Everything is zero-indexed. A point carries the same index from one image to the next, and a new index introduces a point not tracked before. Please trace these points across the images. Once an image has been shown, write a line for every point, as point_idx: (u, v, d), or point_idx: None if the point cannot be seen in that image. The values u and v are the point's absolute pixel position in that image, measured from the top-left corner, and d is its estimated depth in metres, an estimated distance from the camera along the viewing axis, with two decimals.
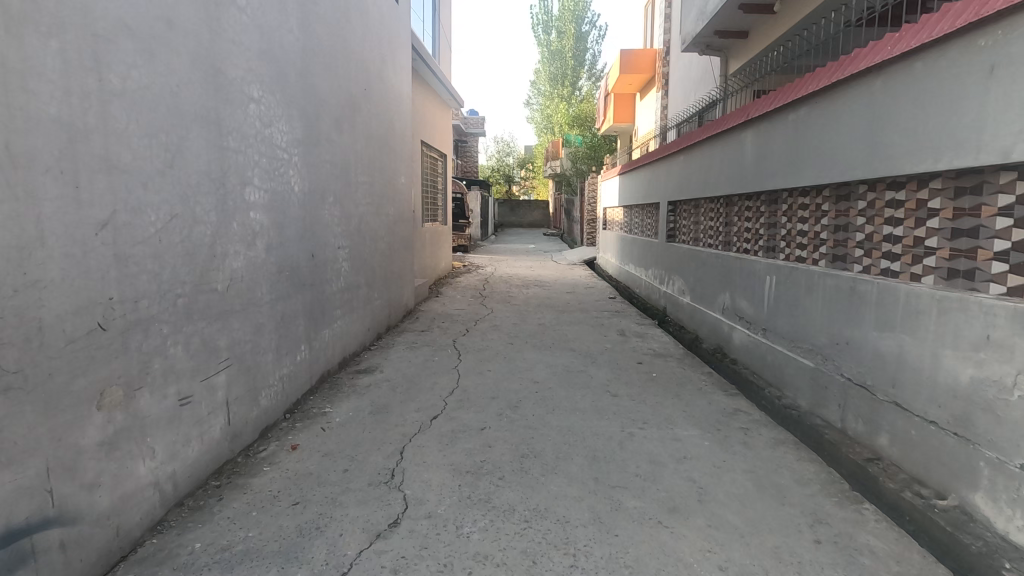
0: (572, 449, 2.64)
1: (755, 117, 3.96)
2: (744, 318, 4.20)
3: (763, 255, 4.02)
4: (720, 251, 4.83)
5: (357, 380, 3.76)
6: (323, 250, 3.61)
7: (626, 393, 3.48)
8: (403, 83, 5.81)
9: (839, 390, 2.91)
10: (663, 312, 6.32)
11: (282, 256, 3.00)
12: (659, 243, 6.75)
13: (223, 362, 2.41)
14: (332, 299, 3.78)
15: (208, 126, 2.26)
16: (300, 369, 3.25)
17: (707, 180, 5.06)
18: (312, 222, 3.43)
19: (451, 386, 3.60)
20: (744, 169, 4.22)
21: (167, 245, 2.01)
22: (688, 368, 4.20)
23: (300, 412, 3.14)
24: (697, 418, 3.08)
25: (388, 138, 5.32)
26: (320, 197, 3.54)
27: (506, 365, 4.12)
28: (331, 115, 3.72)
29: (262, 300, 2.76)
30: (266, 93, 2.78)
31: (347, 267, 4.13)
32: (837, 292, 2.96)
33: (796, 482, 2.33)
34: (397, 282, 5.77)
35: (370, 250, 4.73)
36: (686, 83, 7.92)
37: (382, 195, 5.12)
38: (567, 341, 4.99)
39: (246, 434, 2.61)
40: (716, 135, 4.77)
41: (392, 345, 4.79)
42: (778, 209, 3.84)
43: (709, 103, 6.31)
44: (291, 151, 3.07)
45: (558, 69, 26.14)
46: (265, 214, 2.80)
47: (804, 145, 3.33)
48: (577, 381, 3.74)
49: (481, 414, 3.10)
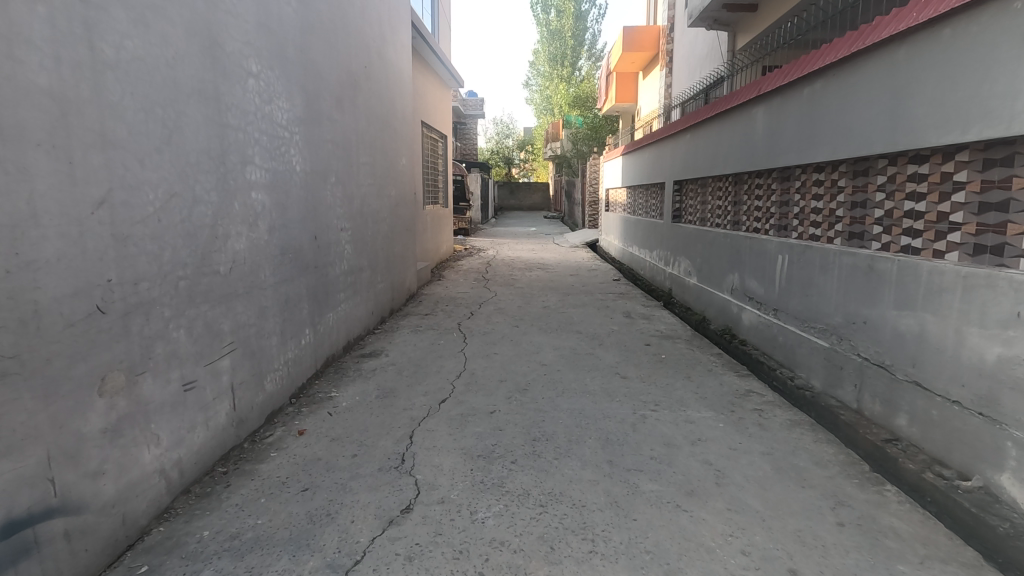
0: (584, 431, 2.59)
1: (766, 91, 3.85)
2: (754, 299, 4.14)
3: (775, 234, 3.94)
4: (729, 231, 4.74)
5: (362, 364, 3.70)
6: (325, 232, 3.53)
7: (636, 375, 3.43)
8: (404, 61, 5.68)
9: (855, 370, 2.86)
10: (668, 293, 6.27)
11: (285, 238, 2.92)
12: (664, 224, 6.67)
13: (228, 346, 2.35)
14: (335, 282, 3.72)
15: (207, 102, 2.17)
16: (305, 354, 3.20)
17: (715, 158, 4.96)
18: (315, 204, 3.35)
19: (458, 370, 3.55)
20: (755, 146, 4.13)
21: (166, 226, 1.94)
22: (697, 349, 4.15)
23: (306, 396, 3.09)
24: (709, 399, 3.03)
25: (389, 118, 5.20)
26: (321, 177, 3.45)
27: (513, 348, 4.07)
28: (331, 93, 3.62)
29: (266, 282, 2.69)
30: (266, 68, 2.68)
31: (350, 249, 4.05)
32: (854, 271, 2.89)
33: (815, 464, 2.29)
34: (400, 265, 5.69)
35: (373, 232, 4.65)
36: (691, 61, 7.78)
37: (384, 177, 5.02)
38: (574, 323, 4.93)
39: (252, 419, 2.56)
40: (724, 112, 4.66)
41: (397, 329, 4.73)
42: (791, 186, 3.75)
43: (716, 80, 6.18)
44: (292, 129, 2.98)
45: (557, 49, 25.75)
46: (268, 195, 2.72)
47: (818, 119, 3.23)
48: (585, 363, 3.69)
49: (489, 397, 3.05)
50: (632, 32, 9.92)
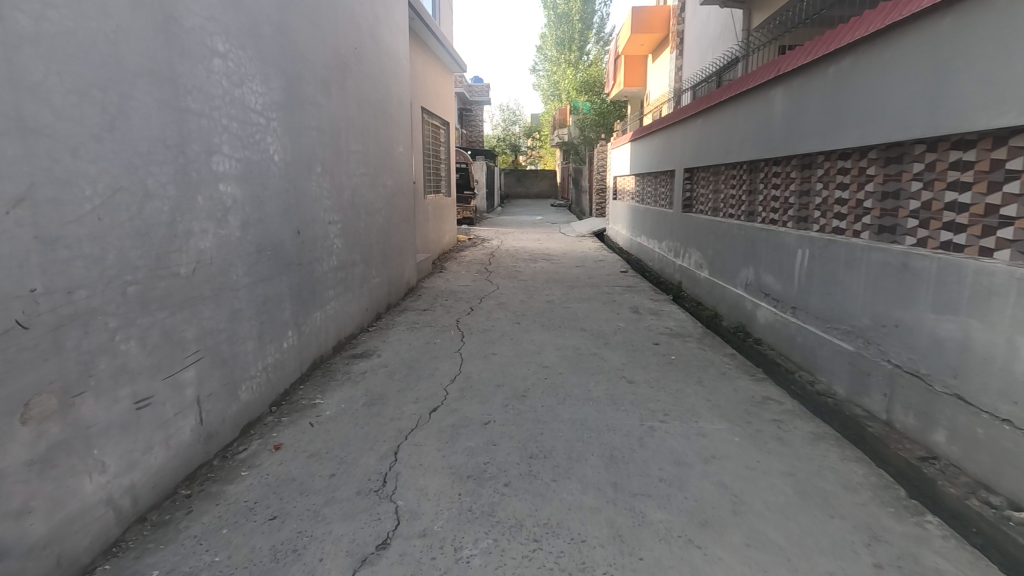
0: (586, 447, 2.36)
1: (786, 71, 3.56)
2: (770, 295, 3.87)
3: (793, 226, 3.67)
4: (744, 222, 4.47)
5: (352, 366, 3.49)
6: (310, 226, 3.30)
7: (643, 380, 3.18)
8: (399, 44, 5.40)
9: (885, 377, 2.60)
10: (678, 286, 6.00)
11: (262, 234, 2.69)
12: (674, 214, 6.38)
13: (192, 355, 2.13)
14: (323, 279, 3.49)
15: (162, 84, 1.94)
16: (287, 358, 2.98)
17: (729, 144, 4.66)
18: (298, 196, 3.12)
19: (453, 373, 3.33)
20: (772, 131, 3.84)
21: (110, 225, 1.71)
22: (708, 349, 3.90)
23: (288, 404, 2.88)
24: (723, 408, 2.79)
25: (384, 103, 4.94)
26: (304, 167, 3.21)
27: (513, 348, 3.83)
28: (316, 75, 3.36)
29: (238, 283, 2.47)
30: (235, 47, 2.43)
31: (340, 243, 3.82)
32: (885, 269, 2.63)
33: (843, 488, 2.05)
34: (397, 259, 5.46)
35: (366, 225, 4.42)
36: (704, 42, 7.43)
37: (379, 167, 4.78)
38: (578, 320, 4.69)
39: (223, 433, 2.35)
40: (739, 95, 4.36)
41: (392, 326, 4.51)
42: (812, 174, 3.47)
43: (730, 62, 5.85)
44: (268, 115, 2.74)
45: (565, 33, 25.21)
46: (240, 187, 2.48)
47: (845, 100, 2.95)
48: (590, 366, 3.45)
49: (485, 405, 2.82)
50: (641, 12, 9.54)
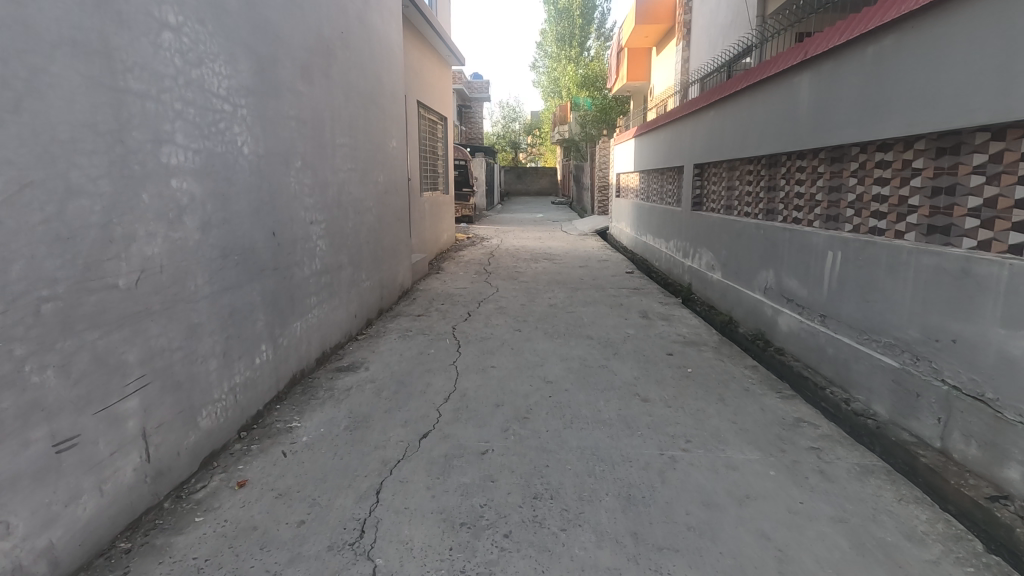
0: (599, 484, 2.04)
1: (815, 54, 3.23)
2: (794, 301, 3.54)
3: (821, 225, 3.34)
4: (762, 221, 4.14)
5: (336, 381, 3.16)
6: (288, 227, 2.97)
7: (659, 398, 2.86)
8: (392, 30, 5.06)
9: (940, 400, 2.28)
10: (687, 288, 5.68)
11: (228, 237, 2.36)
12: (683, 212, 6.05)
13: (135, 381, 1.80)
14: (304, 285, 3.16)
15: (91, 58, 1.61)
16: (260, 375, 2.66)
17: (746, 137, 4.33)
18: (272, 193, 2.79)
19: (447, 389, 3.00)
20: (796, 121, 3.51)
21: (15, 228, 1.39)
22: (727, 360, 3.57)
23: (260, 428, 2.56)
24: (752, 433, 2.47)
25: (375, 93, 4.60)
26: (281, 161, 2.88)
27: (514, 359, 3.50)
28: (294, 59, 3.03)
29: (196, 294, 2.14)
30: (192, 20, 2.10)
31: (324, 245, 3.49)
32: (939, 276, 2.30)
33: (907, 540, 1.73)
34: (390, 260, 5.12)
35: (355, 225, 4.09)
36: (712, 31, 7.09)
37: (369, 162, 4.45)
38: (583, 326, 4.36)
39: (178, 469, 2.03)
40: (758, 83, 4.03)
41: (383, 334, 4.18)
42: (843, 168, 3.15)
43: (743, 50, 5.51)
44: (234, 101, 2.40)
45: (566, 27, 24.82)
46: (199, 183, 2.15)
47: (887, 84, 2.62)
48: (598, 380, 3.12)
49: (482, 430, 2.50)
50: (645, 3, 9.19)
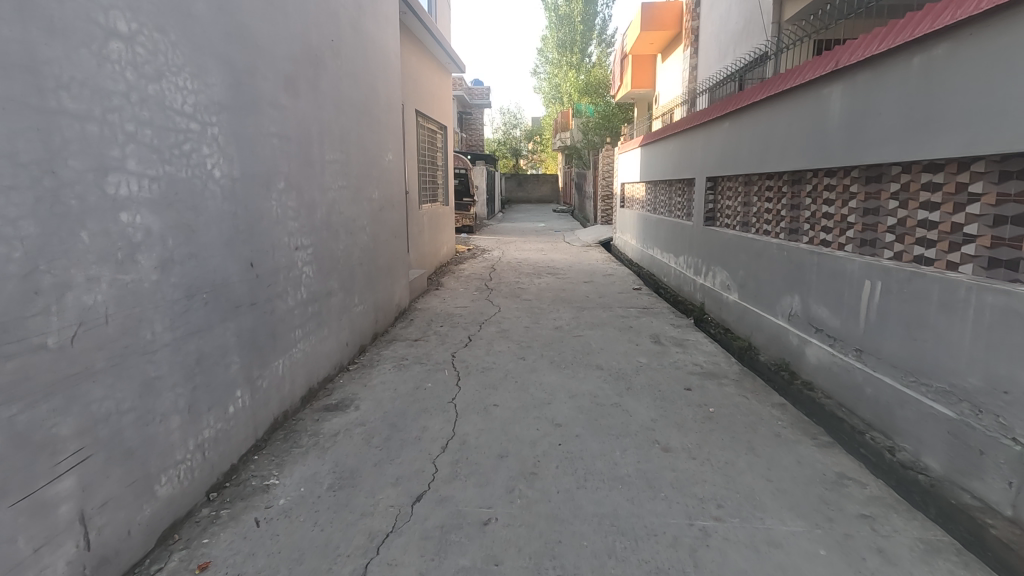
0: (621, 568, 1.75)
1: (848, 63, 2.95)
2: (824, 331, 3.25)
3: (854, 250, 3.06)
4: (784, 241, 3.86)
5: (322, 424, 2.86)
6: (268, 256, 2.68)
7: (681, 448, 2.56)
8: (388, 38, 4.79)
9: (1009, 462, 1.98)
10: (700, 308, 5.38)
11: (195, 273, 2.08)
12: (695, 227, 5.76)
13: (70, 457, 1.51)
14: (287, 318, 2.87)
15: (8, 74, 1.33)
16: (234, 425, 2.36)
17: (766, 151, 4.05)
18: (251, 220, 2.50)
19: (445, 435, 2.70)
20: (825, 135, 3.23)
21: None
22: (751, 396, 3.27)
23: (233, 487, 2.26)
24: (791, 494, 2.17)
25: (369, 104, 4.32)
26: (261, 183, 2.59)
27: (519, 396, 3.20)
28: (277, 70, 2.75)
29: (154, 345, 1.85)
30: (151, 28, 1.82)
31: (311, 272, 3.20)
32: (1007, 318, 2.01)
33: None
34: (386, 281, 4.84)
35: (346, 247, 3.80)
36: (722, 39, 6.83)
37: (362, 178, 4.16)
38: (592, 354, 4.06)
39: (128, 552, 1.73)
40: (782, 94, 3.75)
41: (376, 363, 3.88)
42: (882, 189, 2.86)
43: (758, 60, 5.24)
44: (203, 118, 2.12)
45: (566, 34, 24.67)
46: (160, 215, 1.87)
47: (939, 98, 2.35)
48: (612, 423, 2.83)
49: (484, 491, 2.20)
50: (651, 9, 8.97)
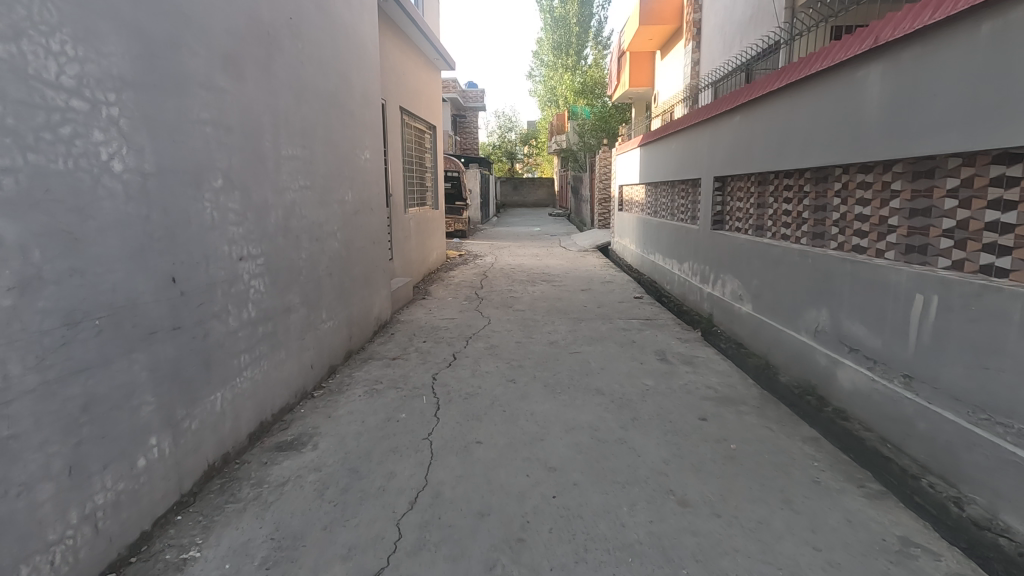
0: None
1: (890, 39, 2.51)
2: (860, 352, 2.80)
3: (897, 257, 2.62)
4: (807, 247, 3.42)
5: (269, 470, 2.37)
6: (200, 269, 2.21)
7: (701, 500, 2.10)
8: (364, 25, 4.35)
9: None
10: (708, 319, 4.92)
11: (82, 293, 1.61)
12: (701, 230, 5.30)
13: None
14: (227, 342, 2.40)
15: None
16: (148, 482, 1.89)
17: (784, 146, 3.61)
18: (174, 225, 2.04)
19: (416, 485, 2.23)
20: (859, 125, 2.79)
21: None
22: (776, 427, 2.82)
23: (139, 563, 1.78)
24: (846, 570, 1.71)
25: (340, 95, 3.86)
26: (188, 179, 2.12)
27: (506, 431, 2.73)
28: (213, 43, 2.29)
29: (4, 392, 1.38)
30: None
31: (262, 286, 2.72)
32: None
33: None
34: (363, 292, 4.37)
35: (311, 255, 3.34)
36: (728, 30, 6.40)
37: (332, 178, 3.70)
38: (591, 375, 3.59)
39: None
40: (804, 80, 3.31)
41: (346, 388, 3.40)
42: (934, 185, 2.42)
43: (770, 49, 4.81)
44: (93, 95, 1.66)
45: (562, 36, 24.32)
46: (15, 219, 1.41)
47: (1016, 73, 1.91)
48: (616, 466, 2.37)
49: (457, 569, 1.73)
50: (650, 4, 8.57)
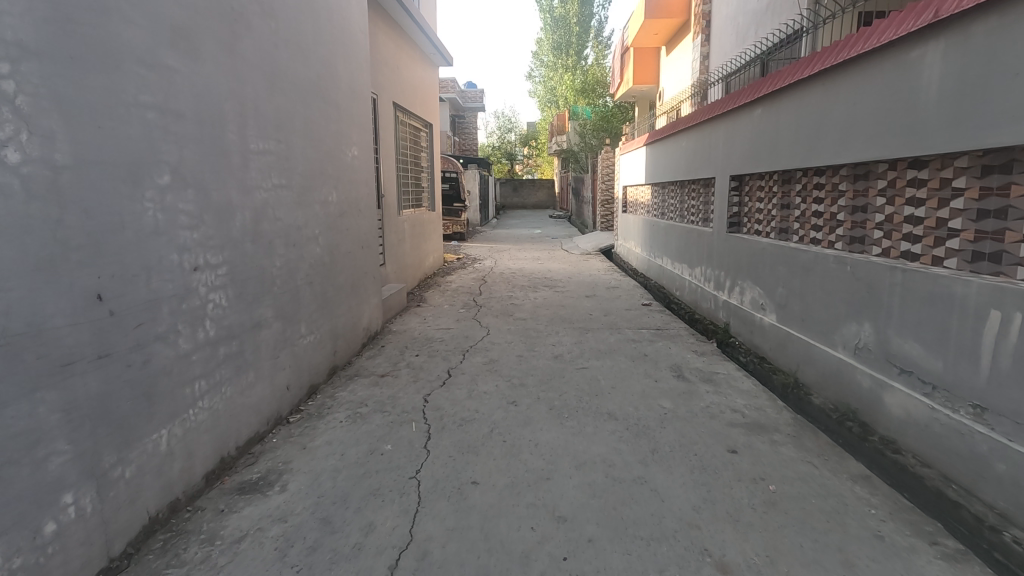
0: None
1: (954, 12, 2.14)
2: (915, 375, 2.42)
3: (961, 266, 2.26)
4: (843, 252, 3.05)
5: (225, 521, 2.00)
6: (139, 283, 1.83)
7: (743, 563, 1.73)
8: (351, 10, 3.98)
9: None
10: (725, 329, 4.55)
11: None
12: (716, 233, 4.93)
13: None
14: (177, 368, 2.02)
15: None
16: (60, 550, 1.51)
17: (816, 140, 3.25)
18: (101, 231, 1.67)
19: (398, 542, 1.86)
20: (912, 114, 2.43)
21: None
22: (818, 462, 2.44)
23: None
24: None
25: (323, 84, 3.49)
26: (121, 174, 1.75)
27: (507, 468, 2.35)
28: (157, 12, 1.92)
29: None
30: None
31: (224, 300, 2.34)
32: None
33: None
34: (350, 302, 3.99)
35: (286, 263, 2.96)
36: (741, 22, 6.04)
37: (312, 176, 3.33)
38: (600, 396, 3.22)
39: None
40: (841, 65, 2.95)
41: (325, 412, 3.02)
42: (1010, 182, 2.06)
43: (790, 38, 4.46)
44: None
45: (563, 36, 23.98)
46: None
47: None
48: (636, 514, 2.00)
49: None
50: None
